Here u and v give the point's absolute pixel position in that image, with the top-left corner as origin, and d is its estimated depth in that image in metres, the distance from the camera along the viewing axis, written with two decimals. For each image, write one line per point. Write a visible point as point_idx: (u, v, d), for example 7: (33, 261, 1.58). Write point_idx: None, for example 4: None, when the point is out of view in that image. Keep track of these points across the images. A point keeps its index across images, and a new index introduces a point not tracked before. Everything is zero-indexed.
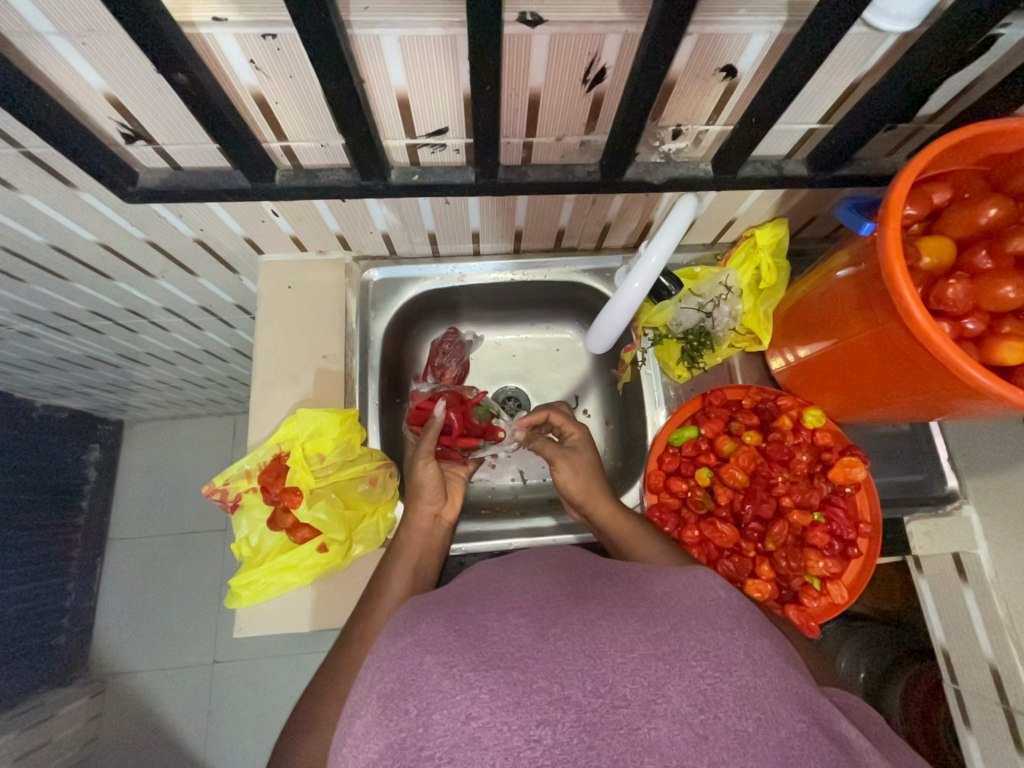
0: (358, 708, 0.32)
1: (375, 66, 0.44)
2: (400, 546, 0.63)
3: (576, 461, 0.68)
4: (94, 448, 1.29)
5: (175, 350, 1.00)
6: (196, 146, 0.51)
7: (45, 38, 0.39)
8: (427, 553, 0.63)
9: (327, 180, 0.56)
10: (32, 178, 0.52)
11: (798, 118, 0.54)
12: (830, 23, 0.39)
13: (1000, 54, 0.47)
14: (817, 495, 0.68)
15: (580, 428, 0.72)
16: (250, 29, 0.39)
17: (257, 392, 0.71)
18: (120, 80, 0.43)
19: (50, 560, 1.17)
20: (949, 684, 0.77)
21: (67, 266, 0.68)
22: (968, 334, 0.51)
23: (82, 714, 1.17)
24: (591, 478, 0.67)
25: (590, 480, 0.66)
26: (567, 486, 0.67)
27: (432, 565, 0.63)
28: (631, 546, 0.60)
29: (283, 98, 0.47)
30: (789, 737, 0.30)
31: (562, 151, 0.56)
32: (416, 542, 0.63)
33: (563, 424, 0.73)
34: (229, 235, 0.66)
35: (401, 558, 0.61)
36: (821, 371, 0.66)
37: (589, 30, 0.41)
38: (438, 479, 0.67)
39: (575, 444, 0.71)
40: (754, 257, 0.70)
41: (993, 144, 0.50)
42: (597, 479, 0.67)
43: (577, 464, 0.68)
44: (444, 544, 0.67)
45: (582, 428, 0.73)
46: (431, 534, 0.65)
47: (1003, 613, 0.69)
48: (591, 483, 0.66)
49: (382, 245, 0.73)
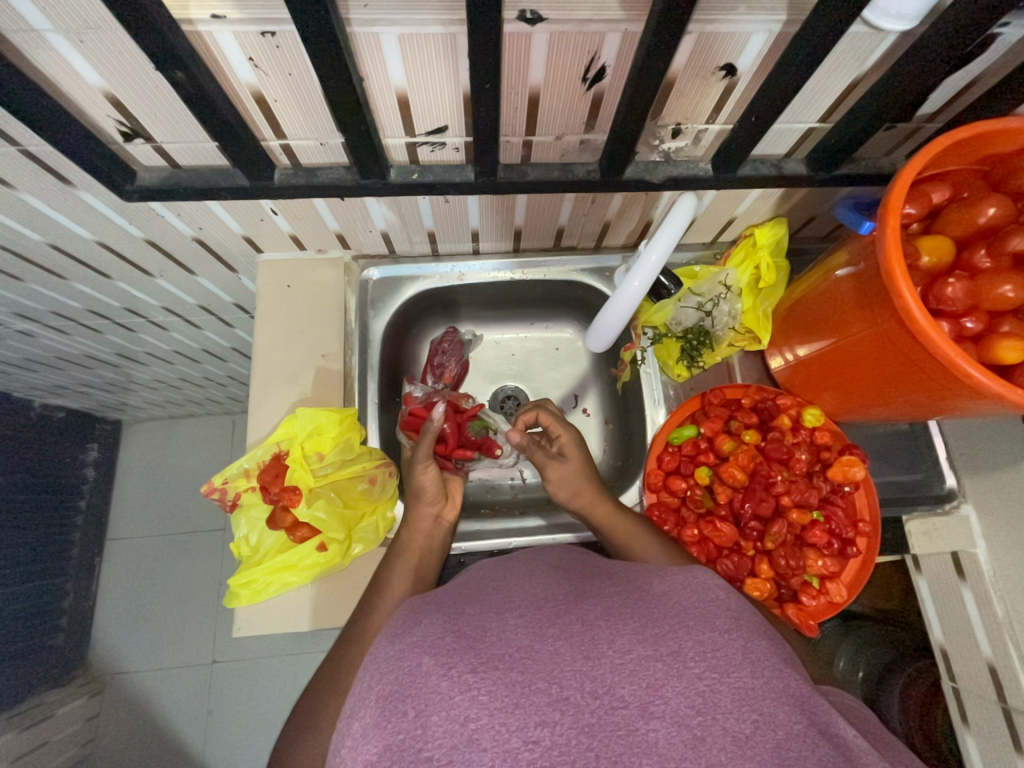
0: (357, 709, 0.32)
1: (374, 63, 0.44)
2: (401, 546, 0.63)
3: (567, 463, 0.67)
4: (92, 447, 1.29)
5: (174, 349, 0.99)
6: (194, 144, 0.51)
7: (42, 37, 0.39)
8: (427, 555, 0.63)
9: (326, 179, 0.56)
10: (30, 177, 0.52)
11: (798, 118, 0.54)
12: (828, 23, 0.39)
13: (999, 53, 0.47)
14: (816, 494, 0.68)
15: (569, 429, 0.70)
16: (249, 26, 0.39)
17: (256, 391, 0.71)
18: (119, 79, 0.43)
19: (49, 559, 1.16)
20: (947, 682, 0.77)
21: (65, 265, 0.67)
22: (967, 333, 0.51)
23: (81, 713, 1.17)
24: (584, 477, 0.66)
25: (582, 483, 0.66)
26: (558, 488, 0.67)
27: (433, 565, 0.63)
28: (630, 548, 0.60)
29: (281, 96, 0.47)
30: (786, 738, 0.30)
31: (562, 150, 0.56)
32: (415, 542, 0.63)
33: (551, 424, 0.71)
34: (228, 234, 0.66)
35: (400, 559, 0.61)
36: (820, 371, 0.66)
37: (589, 28, 0.41)
38: (438, 480, 0.67)
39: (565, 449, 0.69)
40: (754, 257, 0.70)
41: (993, 143, 0.50)
42: (588, 481, 0.66)
43: (567, 467, 0.67)
44: (444, 544, 0.67)
45: (572, 430, 0.71)
46: (431, 535, 0.65)
47: (1001, 611, 0.69)
48: (584, 484, 0.66)
49: (382, 244, 0.73)
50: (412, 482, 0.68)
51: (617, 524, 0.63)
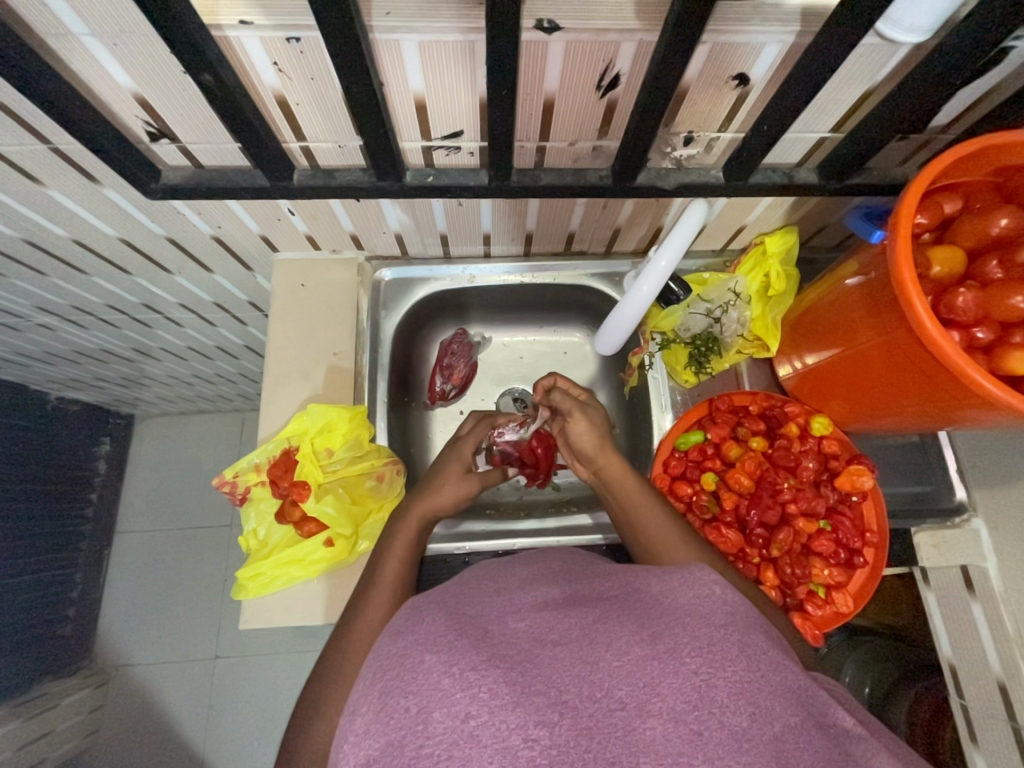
0: (359, 705, 0.33)
1: (394, 69, 0.45)
2: (411, 518, 0.64)
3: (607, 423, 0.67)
4: (104, 441, 1.31)
5: (187, 345, 1.01)
6: (217, 145, 0.53)
7: (77, 39, 0.41)
8: (411, 552, 0.61)
9: (343, 180, 0.57)
10: (57, 174, 0.54)
11: (810, 127, 0.54)
12: (841, 37, 0.40)
13: (1012, 66, 0.47)
14: (824, 503, 0.68)
15: (589, 393, 0.70)
16: (274, 32, 0.40)
17: (268, 389, 0.72)
18: (147, 81, 0.44)
19: (59, 551, 1.18)
20: (956, 698, 0.76)
21: (86, 260, 0.69)
22: (977, 343, 0.51)
23: (85, 705, 1.18)
24: (604, 435, 0.64)
25: (604, 440, 0.63)
26: (581, 441, 0.64)
27: (414, 568, 0.61)
28: (658, 550, 0.55)
29: (302, 99, 0.48)
30: (783, 731, 0.30)
31: (575, 156, 0.57)
32: (425, 518, 0.64)
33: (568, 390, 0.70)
34: (245, 233, 0.67)
35: (395, 540, 0.62)
36: (828, 379, 0.66)
37: (604, 37, 0.42)
38: (456, 497, 0.66)
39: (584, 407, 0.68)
40: (764, 264, 0.71)
41: (1004, 157, 0.50)
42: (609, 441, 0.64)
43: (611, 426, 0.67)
44: (421, 541, 0.64)
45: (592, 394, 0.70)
46: (416, 533, 0.63)
47: (1013, 628, 0.68)
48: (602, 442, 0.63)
49: (394, 245, 0.75)
50: (435, 471, 0.68)
51: (638, 508, 0.59)
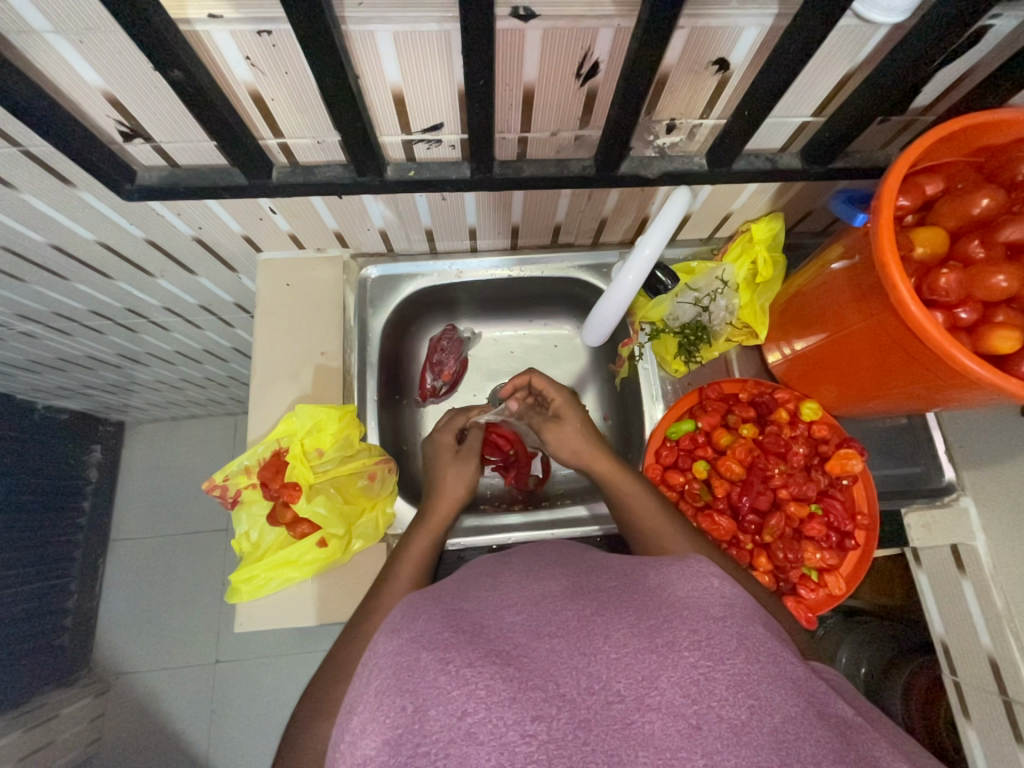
0: (356, 704, 0.33)
1: (370, 62, 0.45)
2: (425, 519, 0.64)
3: (587, 420, 0.66)
4: (95, 448, 1.30)
5: (175, 349, 1.00)
6: (194, 143, 0.52)
7: (42, 37, 0.40)
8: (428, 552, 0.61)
9: (324, 177, 0.56)
10: (31, 177, 0.53)
11: (791, 112, 0.54)
12: (818, 20, 0.39)
13: (992, 44, 0.47)
14: (815, 487, 0.68)
15: (563, 393, 0.68)
16: (245, 25, 0.40)
17: (257, 390, 0.71)
18: (118, 79, 0.44)
19: (53, 560, 1.17)
20: (948, 676, 0.76)
21: (66, 265, 0.68)
22: (961, 323, 0.51)
23: (86, 714, 1.18)
24: (582, 434, 0.64)
25: (581, 440, 0.64)
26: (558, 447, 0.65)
27: (429, 564, 0.61)
28: (656, 537, 0.56)
29: (278, 94, 0.47)
30: (783, 722, 0.30)
31: (558, 146, 0.57)
32: (446, 518, 0.65)
33: (545, 389, 0.69)
34: (227, 233, 0.67)
35: (410, 546, 0.61)
36: (816, 364, 0.66)
37: (582, 24, 0.42)
38: (466, 490, 0.67)
39: (559, 411, 0.68)
40: (750, 251, 0.70)
41: (985, 137, 0.50)
42: (588, 438, 0.64)
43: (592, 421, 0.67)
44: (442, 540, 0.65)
45: (567, 391, 0.69)
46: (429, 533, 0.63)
47: (1002, 604, 0.69)
48: (583, 443, 0.64)
49: (380, 242, 0.74)
50: (434, 475, 0.68)
51: (633, 496, 0.59)
